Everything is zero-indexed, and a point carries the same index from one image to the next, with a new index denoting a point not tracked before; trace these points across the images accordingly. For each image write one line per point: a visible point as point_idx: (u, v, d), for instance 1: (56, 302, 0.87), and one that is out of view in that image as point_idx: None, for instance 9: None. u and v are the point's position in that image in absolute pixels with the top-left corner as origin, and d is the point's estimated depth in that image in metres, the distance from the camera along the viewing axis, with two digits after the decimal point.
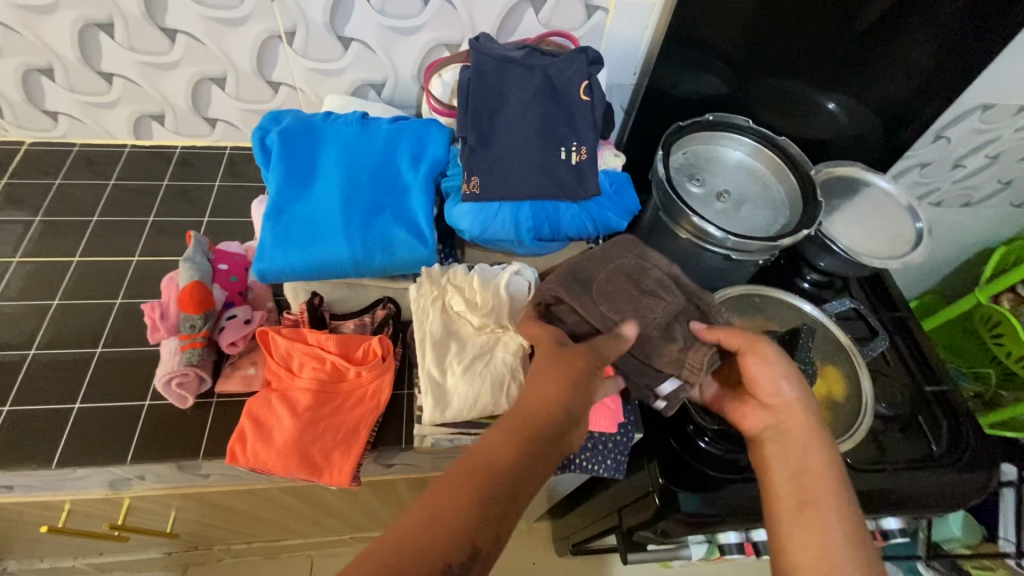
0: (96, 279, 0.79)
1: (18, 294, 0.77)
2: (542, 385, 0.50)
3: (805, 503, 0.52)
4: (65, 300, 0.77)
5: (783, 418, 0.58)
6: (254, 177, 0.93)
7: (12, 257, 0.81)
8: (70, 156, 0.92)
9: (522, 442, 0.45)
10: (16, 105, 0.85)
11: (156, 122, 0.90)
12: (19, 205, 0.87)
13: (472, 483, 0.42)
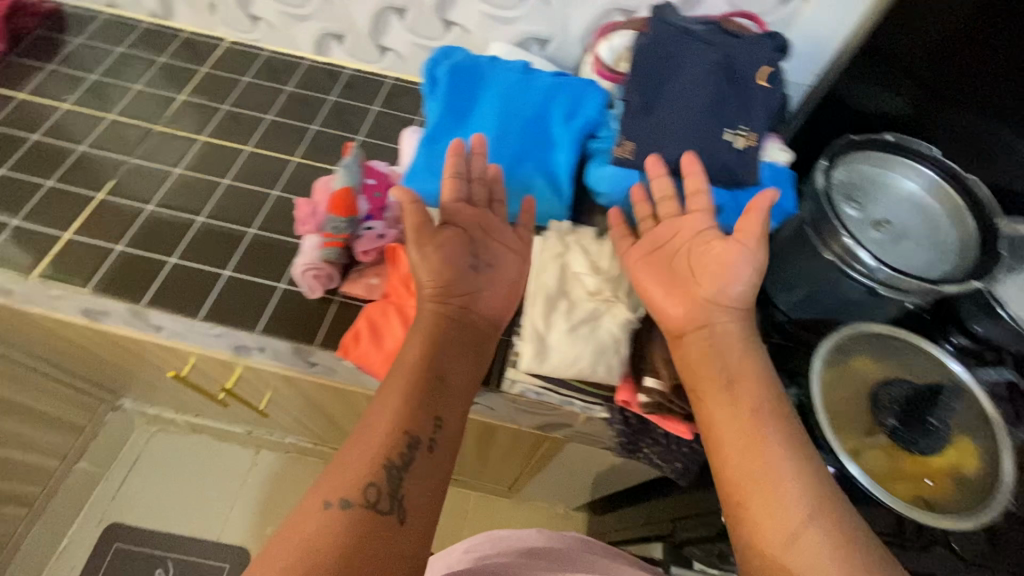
0: (260, 170, 0.88)
1: (195, 168, 0.88)
2: (449, 292, 0.63)
3: (749, 493, 0.52)
4: (231, 182, 0.86)
5: (725, 351, 0.59)
6: (407, 109, 0.97)
7: (198, 135, 0.92)
8: (258, 59, 1.01)
9: (437, 346, 0.61)
10: (228, 4, 0.96)
11: (335, 42, 0.98)
12: (208, 92, 0.97)
13: (410, 388, 0.58)
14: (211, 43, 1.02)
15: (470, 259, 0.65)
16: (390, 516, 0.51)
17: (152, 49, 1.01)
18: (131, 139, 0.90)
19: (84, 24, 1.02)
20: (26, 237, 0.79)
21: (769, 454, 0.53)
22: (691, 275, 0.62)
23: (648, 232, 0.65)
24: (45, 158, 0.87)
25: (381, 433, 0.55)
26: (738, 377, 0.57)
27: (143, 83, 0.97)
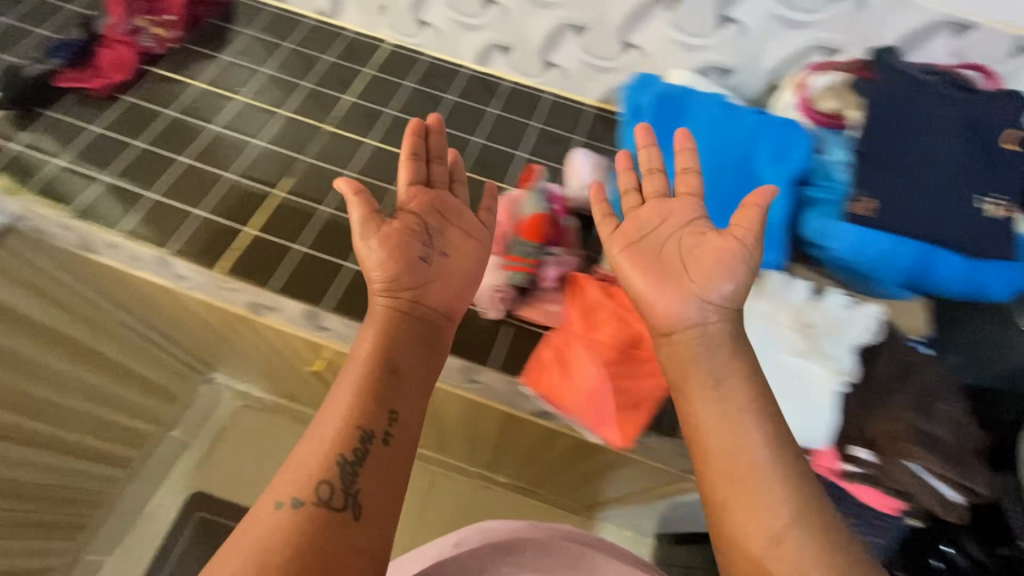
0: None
1: (364, 172, 0.88)
2: (400, 286, 0.62)
3: (737, 491, 0.52)
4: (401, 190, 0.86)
5: (708, 339, 0.57)
6: (568, 128, 0.95)
7: (365, 138, 0.92)
8: (418, 63, 1.00)
9: (391, 336, 0.60)
10: (401, 8, 0.95)
11: (500, 53, 0.96)
12: (371, 93, 0.97)
13: (362, 381, 0.57)
14: (374, 45, 1.02)
15: (421, 250, 0.64)
16: (344, 512, 0.50)
17: (317, 46, 1.00)
18: (303, 137, 0.90)
19: (253, 14, 1.02)
20: (211, 229, 0.81)
21: (737, 444, 0.53)
22: (683, 269, 0.59)
23: (633, 215, 0.63)
24: (224, 149, 0.87)
25: (333, 430, 0.54)
26: (727, 373, 0.56)
27: (311, 81, 0.97)
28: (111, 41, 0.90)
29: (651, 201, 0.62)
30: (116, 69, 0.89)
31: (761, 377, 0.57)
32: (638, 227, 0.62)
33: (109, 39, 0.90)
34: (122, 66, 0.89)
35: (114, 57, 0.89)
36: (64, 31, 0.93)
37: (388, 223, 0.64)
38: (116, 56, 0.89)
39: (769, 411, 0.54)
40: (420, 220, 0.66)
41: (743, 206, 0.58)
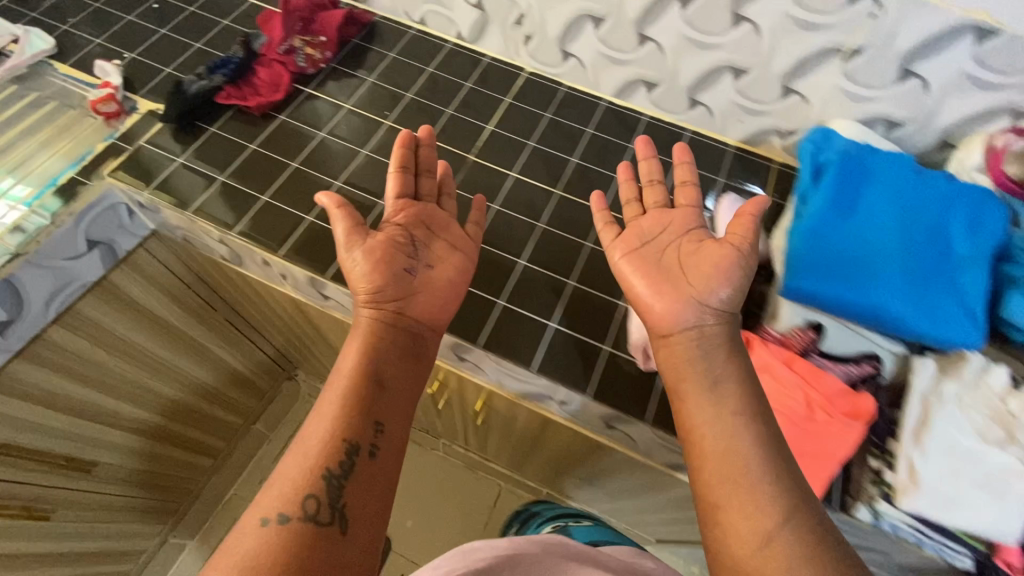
0: (570, 218, 0.86)
1: (508, 204, 0.87)
2: (384, 298, 0.68)
3: (722, 493, 0.57)
4: (547, 225, 0.84)
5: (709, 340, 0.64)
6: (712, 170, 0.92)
7: (509, 171, 0.90)
8: (556, 94, 0.99)
9: (375, 348, 0.66)
10: (547, 38, 0.94)
11: (644, 88, 0.94)
12: (511, 122, 0.96)
13: (347, 391, 0.63)
14: (512, 72, 1.01)
15: (407, 263, 0.71)
16: (331, 526, 0.55)
17: (457, 72, 1.00)
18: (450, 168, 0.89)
19: (397, 37, 1.03)
20: None
21: (730, 445, 0.59)
22: (681, 274, 0.68)
23: (635, 224, 0.73)
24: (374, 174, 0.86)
25: (319, 442, 0.59)
26: (722, 377, 0.63)
27: (453, 108, 0.96)
28: (269, 61, 0.93)
29: (652, 213, 0.73)
30: (274, 88, 0.91)
31: (752, 379, 0.64)
32: (638, 235, 0.73)
33: (267, 60, 0.93)
34: (278, 84, 0.91)
35: (272, 75, 0.92)
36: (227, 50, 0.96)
37: (373, 237, 0.70)
38: (274, 76, 0.92)
39: (754, 413, 0.60)
40: (406, 234, 0.72)
41: (738, 215, 0.68)
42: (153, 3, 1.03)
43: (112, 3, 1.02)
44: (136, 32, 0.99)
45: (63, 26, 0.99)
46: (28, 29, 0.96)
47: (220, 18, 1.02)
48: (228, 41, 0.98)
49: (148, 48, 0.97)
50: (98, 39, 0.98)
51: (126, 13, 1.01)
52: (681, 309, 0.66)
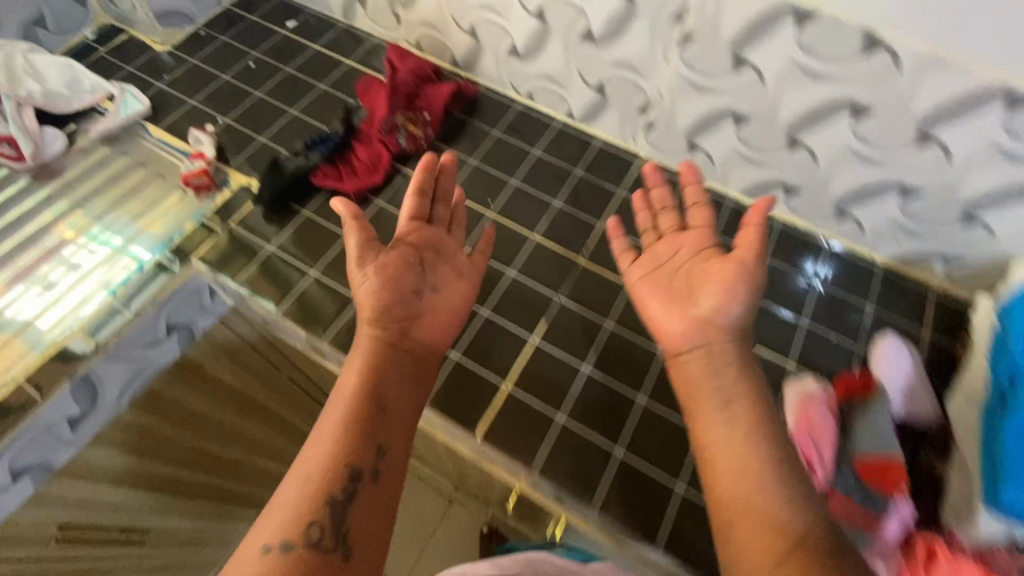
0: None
1: (624, 322, 0.76)
2: (389, 316, 0.63)
3: (742, 524, 0.52)
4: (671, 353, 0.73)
5: (713, 352, 0.61)
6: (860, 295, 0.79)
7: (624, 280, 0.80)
8: (676, 188, 0.88)
9: (379, 372, 0.61)
10: (674, 130, 0.84)
11: (782, 193, 0.82)
12: (625, 219, 0.85)
13: (348, 416, 0.57)
14: (626, 159, 0.91)
15: (415, 283, 0.65)
16: (335, 552, 0.51)
17: (565, 155, 0.91)
18: (558, 273, 0.80)
19: (501, 112, 0.94)
20: (464, 380, 0.71)
21: (727, 457, 0.56)
22: (690, 292, 0.64)
23: (651, 249, 0.70)
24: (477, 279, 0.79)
25: (320, 467, 0.54)
26: (733, 397, 0.59)
27: (561, 199, 0.87)
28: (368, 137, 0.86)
29: (667, 236, 0.69)
30: (371, 167, 0.84)
31: None
32: (654, 257, 0.69)
33: (366, 135, 0.87)
34: (376, 164, 0.85)
35: (370, 153, 0.85)
36: (325, 121, 0.90)
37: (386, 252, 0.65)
38: (372, 153, 0.85)
39: (775, 454, 0.55)
40: (417, 255, 0.67)
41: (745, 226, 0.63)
42: (250, 61, 0.98)
43: (208, 60, 0.98)
44: (230, 93, 0.94)
45: (158, 83, 0.95)
46: (123, 85, 0.92)
47: (317, 82, 0.96)
48: (325, 110, 0.92)
49: (243, 113, 0.92)
50: (192, 99, 0.93)
51: (221, 71, 0.97)
52: (690, 327, 0.62)
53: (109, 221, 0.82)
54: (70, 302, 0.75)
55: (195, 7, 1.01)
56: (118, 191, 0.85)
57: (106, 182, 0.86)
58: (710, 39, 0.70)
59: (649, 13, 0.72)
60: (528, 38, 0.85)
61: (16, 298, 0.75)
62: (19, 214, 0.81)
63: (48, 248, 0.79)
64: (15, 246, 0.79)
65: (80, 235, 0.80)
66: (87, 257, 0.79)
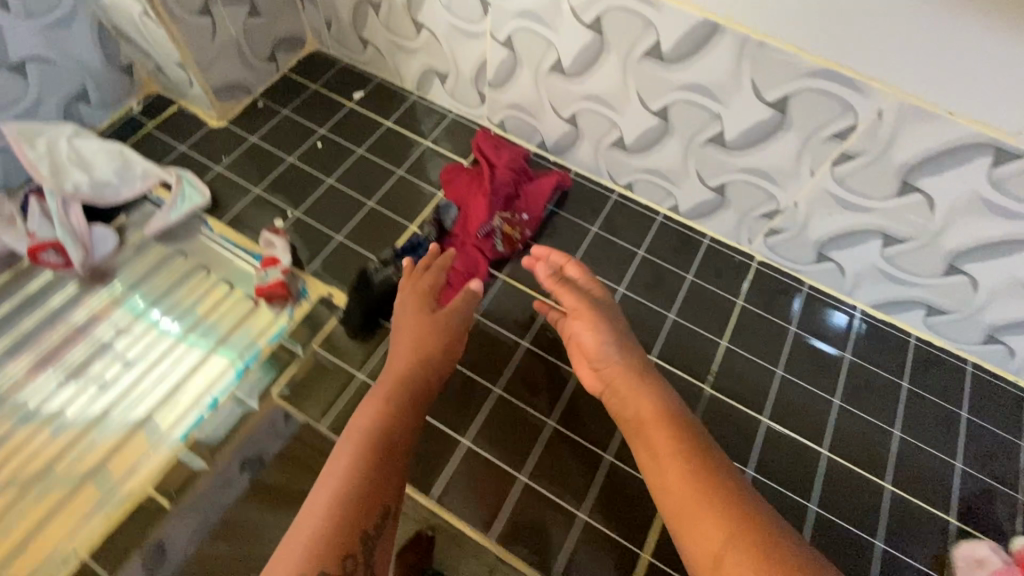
0: (851, 504, 0.68)
1: (768, 470, 0.69)
2: (428, 354, 0.60)
3: (680, 518, 0.47)
4: (823, 509, 0.67)
5: (619, 384, 0.58)
6: (1011, 430, 0.73)
7: (759, 415, 0.73)
8: (798, 297, 0.81)
9: (398, 405, 0.55)
10: (803, 240, 0.76)
11: (922, 311, 0.75)
12: (747, 336, 0.78)
13: (362, 447, 0.51)
14: (740, 263, 0.83)
15: (456, 330, 0.64)
16: None
17: (674, 257, 0.84)
18: (687, 405, 0.72)
19: (599, 204, 0.87)
20: (597, 543, 0.63)
21: (660, 465, 0.51)
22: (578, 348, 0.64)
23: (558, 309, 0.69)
24: (598, 414, 0.70)
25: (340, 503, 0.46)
26: (643, 416, 0.55)
27: (676, 311, 0.80)
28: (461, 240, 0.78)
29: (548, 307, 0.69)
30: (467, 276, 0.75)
31: None
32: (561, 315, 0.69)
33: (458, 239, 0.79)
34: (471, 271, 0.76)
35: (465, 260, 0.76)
36: (410, 219, 0.83)
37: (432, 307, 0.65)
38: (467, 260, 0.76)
39: (691, 437, 0.52)
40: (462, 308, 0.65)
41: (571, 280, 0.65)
42: (316, 140, 0.89)
43: (270, 138, 0.89)
44: (299, 180, 0.85)
45: (217, 168, 0.85)
46: (180, 172, 0.82)
47: (394, 167, 0.88)
48: (409, 203, 0.84)
49: (315, 205, 0.83)
50: (256, 188, 0.84)
51: (286, 153, 0.88)
52: (600, 368, 0.60)
53: (189, 325, 0.73)
54: (165, 412, 0.68)
55: (252, 77, 0.91)
56: (199, 282, 0.76)
57: (186, 269, 0.77)
58: (876, 162, 0.62)
59: (803, 129, 0.63)
60: (641, 135, 0.77)
61: (110, 407, 0.68)
62: (98, 309, 0.74)
63: (137, 347, 0.72)
64: (92, 354, 0.71)
65: (165, 333, 0.73)
66: (178, 356, 0.71)
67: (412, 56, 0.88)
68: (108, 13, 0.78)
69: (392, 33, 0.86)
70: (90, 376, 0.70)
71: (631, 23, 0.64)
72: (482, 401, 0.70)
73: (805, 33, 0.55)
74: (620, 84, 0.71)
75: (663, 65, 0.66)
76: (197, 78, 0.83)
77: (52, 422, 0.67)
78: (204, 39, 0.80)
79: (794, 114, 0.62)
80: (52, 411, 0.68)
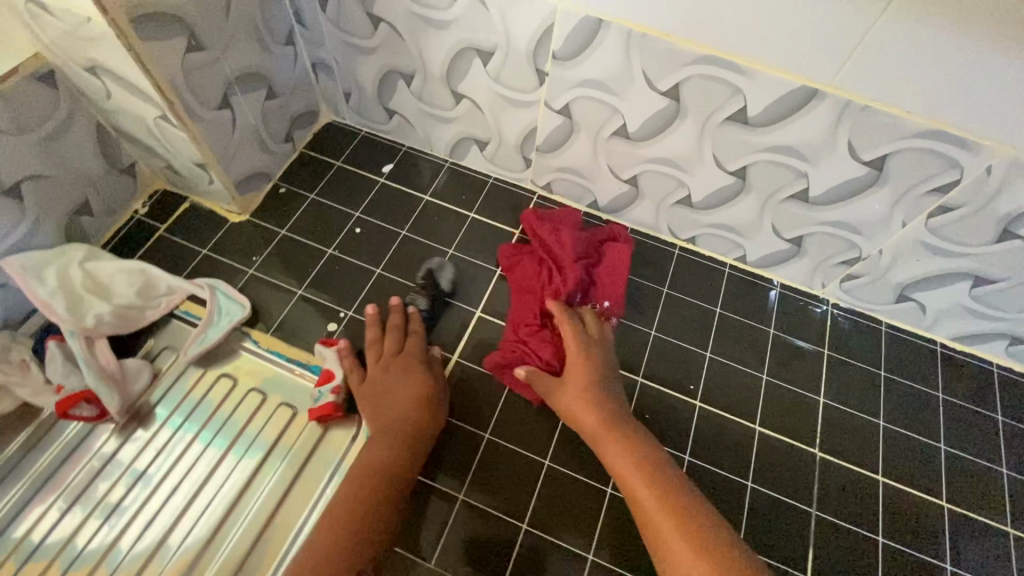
0: (979, 555, 0.68)
1: (896, 534, 0.68)
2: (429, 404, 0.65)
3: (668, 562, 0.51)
4: (958, 570, 0.67)
5: (605, 439, 0.61)
6: None
7: (873, 473, 0.72)
8: (879, 337, 0.80)
9: (398, 445, 0.61)
10: (884, 283, 0.75)
11: (1006, 342, 0.75)
12: (840, 387, 0.77)
13: (359, 489, 0.57)
14: (815, 308, 0.82)
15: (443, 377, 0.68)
16: None
17: (749, 310, 0.81)
18: (805, 477, 0.70)
19: (663, 262, 0.84)
20: None
21: (646, 508, 0.55)
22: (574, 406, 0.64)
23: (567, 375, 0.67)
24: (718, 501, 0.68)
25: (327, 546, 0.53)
26: (625, 466, 0.58)
27: (767, 371, 0.78)
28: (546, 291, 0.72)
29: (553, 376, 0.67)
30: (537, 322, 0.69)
31: None
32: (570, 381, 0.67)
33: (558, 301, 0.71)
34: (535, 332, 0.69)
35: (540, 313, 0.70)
36: (473, 303, 0.77)
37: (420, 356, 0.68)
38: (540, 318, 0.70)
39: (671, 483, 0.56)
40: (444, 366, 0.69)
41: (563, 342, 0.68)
42: (354, 225, 0.82)
43: (302, 228, 0.81)
44: (345, 275, 0.77)
45: (251, 270, 0.77)
46: (211, 283, 0.73)
47: (444, 247, 0.82)
48: (469, 286, 0.79)
49: (369, 301, 0.76)
50: (299, 288, 0.76)
51: (322, 244, 0.80)
52: (584, 422, 0.62)
53: (267, 450, 0.66)
54: (261, 556, 0.61)
55: (272, 162, 0.83)
56: (270, 398, 0.69)
57: (253, 386, 0.70)
58: (976, 214, 0.61)
59: (900, 185, 0.61)
60: (711, 194, 0.73)
61: (214, 537, 0.61)
62: (168, 440, 0.66)
63: (222, 471, 0.65)
64: (166, 495, 0.63)
65: (249, 455, 0.65)
66: (271, 479, 0.64)
67: (447, 124, 0.82)
68: (110, 115, 0.69)
69: (425, 103, 0.80)
70: (180, 509, 0.63)
71: (713, 90, 0.60)
72: (598, 504, 0.65)
73: (915, 97, 0.53)
74: (694, 147, 0.68)
75: (747, 129, 0.63)
76: (218, 174, 0.74)
77: (154, 558, 0.61)
78: (224, 133, 0.71)
79: (891, 172, 0.60)
80: (138, 561, 0.60)
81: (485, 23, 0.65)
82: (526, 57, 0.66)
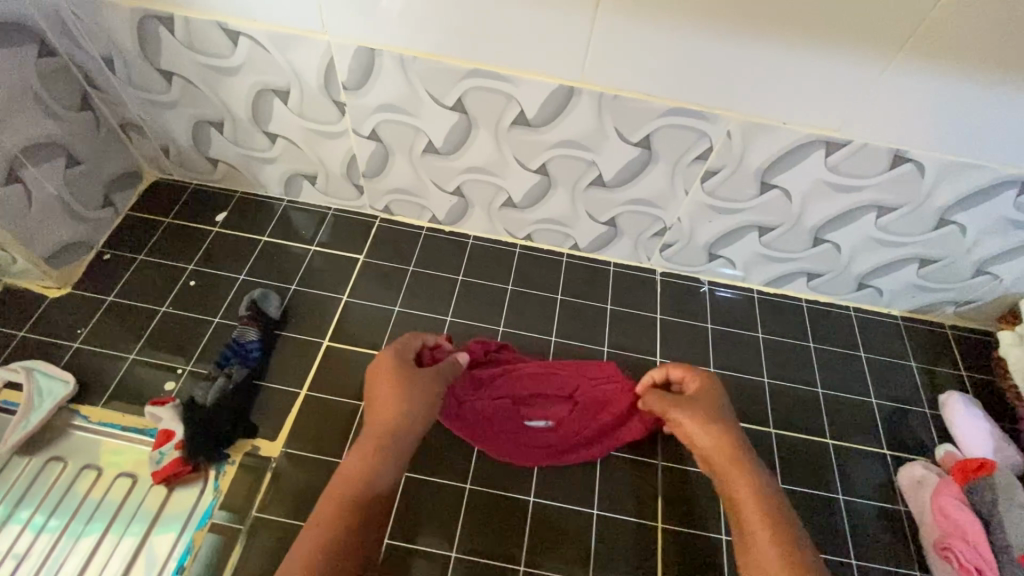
0: (806, 467, 0.76)
1: None
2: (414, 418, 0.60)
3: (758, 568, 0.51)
4: (789, 484, 0.74)
5: (721, 450, 0.59)
6: (899, 354, 0.86)
7: None
8: (704, 294, 0.89)
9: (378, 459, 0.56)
10: (694, 246, 0.83)
11: (805, 278, 0.86)
12: (676, 345, 0.84)
13: (339, 511, 0.53)
14: (645, 278, 0.89)
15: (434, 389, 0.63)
16: None
17: (589, 290, 0.87)
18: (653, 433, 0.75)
19: (505, 262, 0.88)
20: None
21: (749, 521, 0.54)
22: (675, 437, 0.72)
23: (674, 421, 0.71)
24: (577, 471, 0.72)
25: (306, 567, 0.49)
26: (738, 479, 0.57)
27: (610, 343, 0.83)
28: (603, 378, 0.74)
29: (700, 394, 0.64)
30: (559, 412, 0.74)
31: None
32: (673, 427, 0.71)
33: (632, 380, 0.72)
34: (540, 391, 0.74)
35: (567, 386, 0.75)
36: (321, 332, 0.78)
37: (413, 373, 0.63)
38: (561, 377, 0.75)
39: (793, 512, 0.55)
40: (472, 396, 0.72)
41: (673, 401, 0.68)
42: (188, 278, 0.80)
43: (132, 291, 0.78)
44: (181, 329, 0.76)
45: (76, 343, 0.74)
46: (26, 365, 0.69)
47: (287, 283, 0.82)
48: (315, 317, 0.79)
49: (209, 352, 0.74)
50: (132, 351, 0.74)
51: (155, 303, 0.78)
52: (702, 437, 0.61)
53: (104, 523, 0.63)
54: None
55: (88, 229, 0.80)
56: (106, 471, 0.65)
57: (88, 463, 0.66)
58: (735, 173, 0.69)
59: (668, 158, 0.69)
60: (527, 193, 0.79)
61: None
62: None
63: (57, 556, 0.61)
64: None
65: (84, 534, 0.62)
66: (112, 551, 0.61)
67: (271, 164, 0.83)
68: None
69: (243, 147, 0.81)
70: None
71: (491, 99, 0.66)
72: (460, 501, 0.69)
73: (648, 82, 0.61)
74: (496, 152, 0.73)
75: (531, 129, 0.69)
76: (21, 252, 0.71)
77: None
78: (19, 209, 0.69)
79: (658, 149, 0.68)
80: None
81: (270, 64, 0.67)
82: (320, 91, 0.69)
